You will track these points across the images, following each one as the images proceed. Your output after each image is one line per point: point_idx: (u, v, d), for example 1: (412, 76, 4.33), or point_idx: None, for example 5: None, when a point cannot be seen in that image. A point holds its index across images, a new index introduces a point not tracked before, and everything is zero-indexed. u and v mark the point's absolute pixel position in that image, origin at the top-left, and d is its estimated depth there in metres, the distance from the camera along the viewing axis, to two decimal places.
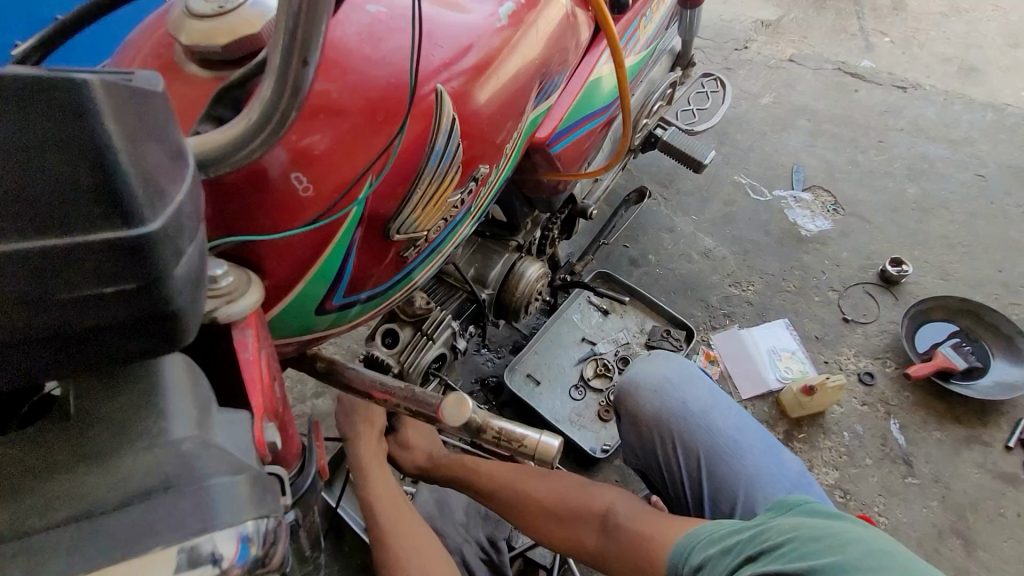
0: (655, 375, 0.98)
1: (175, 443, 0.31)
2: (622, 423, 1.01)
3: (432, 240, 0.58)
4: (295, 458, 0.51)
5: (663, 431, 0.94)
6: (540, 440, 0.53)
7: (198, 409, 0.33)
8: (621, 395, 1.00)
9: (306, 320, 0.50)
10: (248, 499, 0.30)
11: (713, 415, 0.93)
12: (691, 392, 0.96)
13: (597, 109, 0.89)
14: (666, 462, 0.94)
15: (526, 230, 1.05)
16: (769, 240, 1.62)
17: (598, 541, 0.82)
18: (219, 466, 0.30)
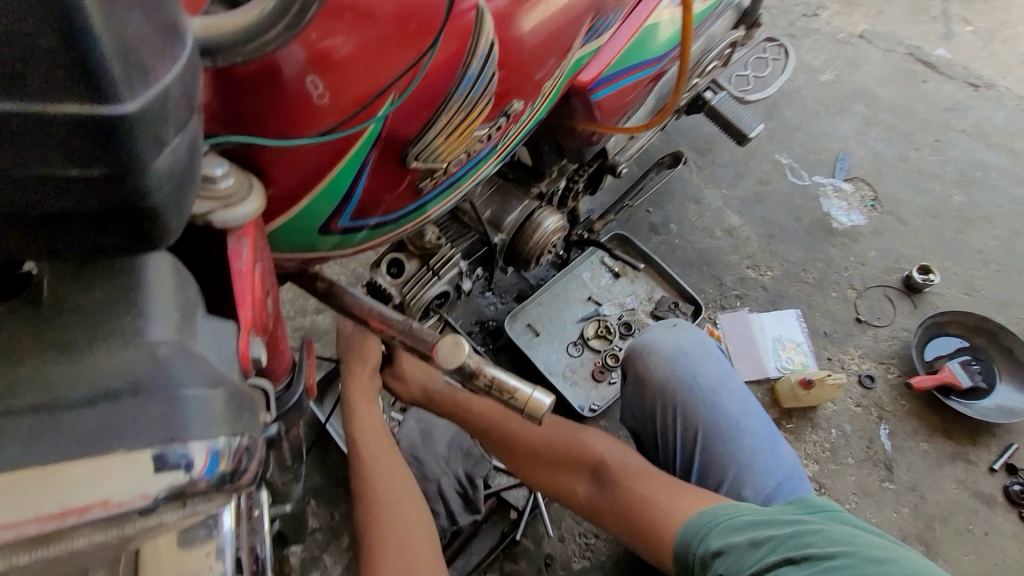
0: (671, 344, 0.97)
1: (154, 345, 0.29)
2: (626, 384, 1.01)
3: (453, 173, 0.55)
4: (284, 373, 0.51)
5: (667, 400, 0.94)
6: (532, 396, 0.52)
7: (181, 314, 0.32)
8: (631, 356, 0.99)
9: (309, 238, 0.48)
10: (222, 414, 0.30)
11: (720, 395, 0.92)
12: (703, 368, 0.95)
13: (649, 60, 0.83)
14: (663, 431, 0.94)
15: (550, 177, 0.99)
16: (797, 227, 1.57)
17: (591, 490, 0.86)
18: (196, 376, 0.30)
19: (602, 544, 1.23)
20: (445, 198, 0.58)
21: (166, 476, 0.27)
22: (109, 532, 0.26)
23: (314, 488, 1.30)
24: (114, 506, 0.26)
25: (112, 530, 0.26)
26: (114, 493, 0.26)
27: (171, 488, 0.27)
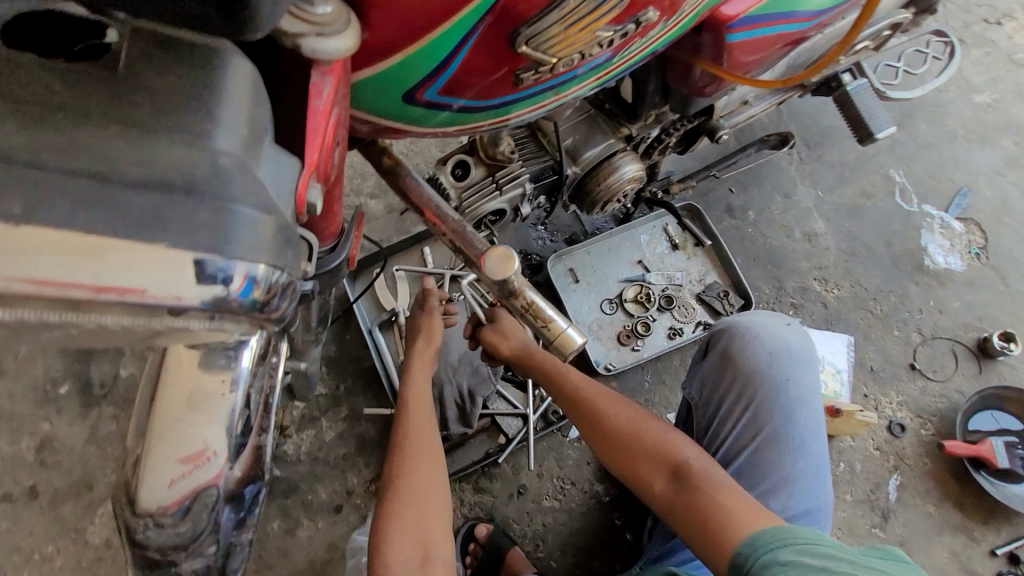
0: (779, 343, 1.06)
1: (219, 153, 0.29)
2: (708, 360, 1.10)
3: (559, 75, 0.50)
4: (331, 237, 0.50)
5: (747, 389, 1.04)
6: (565, 331, 0.50)
7: (249, 132, 0.31)
8: (730, 334, 1.08)
9: (391, 101, 0.45)
10: (268, 242, 0.30)
11: (797, 406, 1.03)
12: (796, 378, 1.04)
13: (799, 14, 0.74)
14: (726, 410, 1.05)
15: (645, 122, 0.93)
16: (883, 253, 1.44)
17: (668, 488, 0.86)
18: (250, 196, 0.29)
19: (575, 493, 1.25)
20: (541, 103, 0.53)
21: (204, 288, 0.28)
22: (138, 320, 0.27)
23: (328, 356, 1.37)
24: (152, 298, 0.27)
25: (140, 318, 0.27)
26: (153, 286, 0.26)
27: (204, 298, 0.28)
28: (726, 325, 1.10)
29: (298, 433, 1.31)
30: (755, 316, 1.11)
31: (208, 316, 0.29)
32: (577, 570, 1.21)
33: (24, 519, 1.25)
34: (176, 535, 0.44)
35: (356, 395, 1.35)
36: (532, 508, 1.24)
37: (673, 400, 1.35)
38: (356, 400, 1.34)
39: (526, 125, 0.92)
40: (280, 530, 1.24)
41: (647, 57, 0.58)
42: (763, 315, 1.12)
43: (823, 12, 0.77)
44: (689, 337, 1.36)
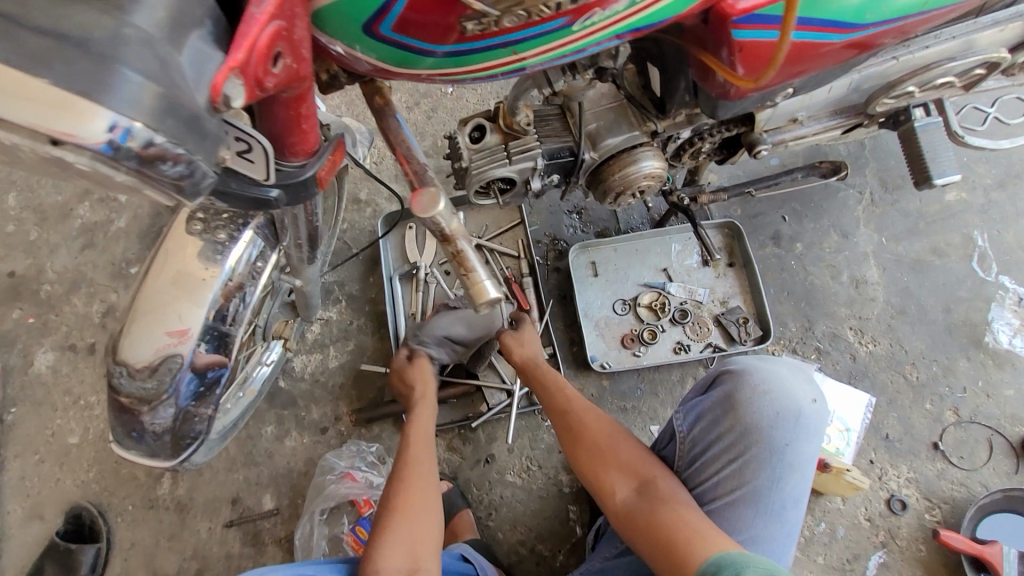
0: (791, 402, 0.88)
1: (130, 26, 0.32)
2: (707, 399, 0.94)
3: (540, 24, 0.45)
4: (301, 155, 0.55)
5: (741, 442, 0.89)
6: (481, 283, 0.53)
7: (170, 17, 0.33)
8: (740, 376, 0.91)
9: (346, 32, 0.44)
10: (148, 107, 0.31)
11: (791, 475, 0.87)
12: (798, 445, 0.88)
13: (816, 20, 0.68)
14: (711, 457, 0.91)
15: (674, 121, 0.90)
16: (938, 319, 1.31)
17: (630, 497, 0.90)
18: (139, 63, 0.31)
19: (540, 475, 1.28)
20: (538, 54, 0.49)
21: (83, 126, 0.29)
22: (22, 139, 0.30)
23: (350, 291, 1.47)
24: (24, 125, 0.29)
25: (22, 138, 0.29)
26: (17, 117, 0.28)
27: (77, 137, 0.29)
28: (740, 367, 0.92)
29: (307, 354, 1.42)
30: (773, 363, 0.93)
31: (84, 157, 0.31)
32: (522, 546, 1.24)
33: (79, 368, 1.45)
34: (144, 388, 0.69)
35: (365, 333, 1.44)
36: (494, 478, 1.28)
37: (661, 412, 1.32)
38: (364, 337, 1.43)
39: (556, 103, 0.93)
40: (271, 435, 1.37)
41: (662, 19, 0.52)
42: (782, 363, 0.94)
43: (843, 27, 0.71)
44: (694, 356, 1.32)
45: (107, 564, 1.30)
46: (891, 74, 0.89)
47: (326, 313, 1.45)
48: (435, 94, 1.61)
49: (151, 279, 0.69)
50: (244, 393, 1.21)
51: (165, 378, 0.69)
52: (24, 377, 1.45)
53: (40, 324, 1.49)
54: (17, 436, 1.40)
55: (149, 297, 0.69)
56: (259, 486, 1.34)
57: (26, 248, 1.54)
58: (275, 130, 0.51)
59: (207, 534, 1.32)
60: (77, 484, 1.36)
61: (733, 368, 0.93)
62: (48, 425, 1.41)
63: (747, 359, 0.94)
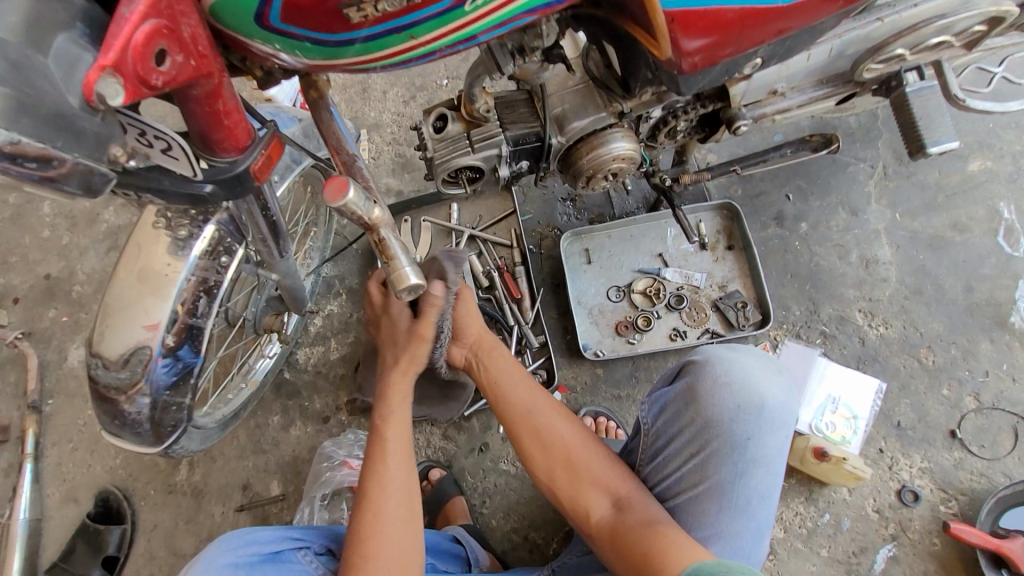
0: (755, 395, 0.81)
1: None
2: (668, 392, 0.87)
3: (430, 4, 0.46)
4: (234, 152, 0.57)
5: (700, 436, 0.82)
6: (401, 269, 0.53)
7: (26, 22, 0.34)
8: (701, 366, 0.84)
9: (244, 24, 0.46)
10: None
11: (755, 470, 0.80)
12: (764, 440, 0.80)
13: None
14: (673, 452, 0.84)
15: (642, 100, 0.87)
16: (958, 299, 1.22)
17: (606, 515, 0.82)
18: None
19: None
20: (439, 38, 0.49)
21: None
22: None
23: (349, 285, 1.50)
24: None
25: None
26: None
27: None
28: (703, 357, 0.85)
29: (309, 346, 1.47)
30: (739, 352, 0.85)
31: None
32: (515, 534, 1.24)
33: None
34: (118, 377, 0.73)
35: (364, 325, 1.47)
36: (488, 467, 1.29)
37: None
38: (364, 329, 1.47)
39: (524, 88, 0.91)
40: (277, 424, 1.42)
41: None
42: (750, 353, 0.86)
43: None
44: (691, 342, 1.27)
45: (131, 545, 1.39)
46: (876, 37, 0.83)
47: (328, 306, 1.49)
48: (430, 87, 1.61)
49: (122, 276, 0.73)
50: (245, 384, 1.27)
51: (137, 369, 0.73)
52: (59, 371, 1.56)
53: (72, 322, 1.60)
54: (54, 425, 1.51)
55: (123, 293, 0.73)
56: (266, 473, 1.40)
57: (59, 252, 1.65)
58: (199, 128, 0.53)
59: (220, 517, 1.39)
60: (105, 470, 1.46)
61: (695, 358, 0.85)
62: (80, 415, 1.52)
63: (713, 348, 0.87)
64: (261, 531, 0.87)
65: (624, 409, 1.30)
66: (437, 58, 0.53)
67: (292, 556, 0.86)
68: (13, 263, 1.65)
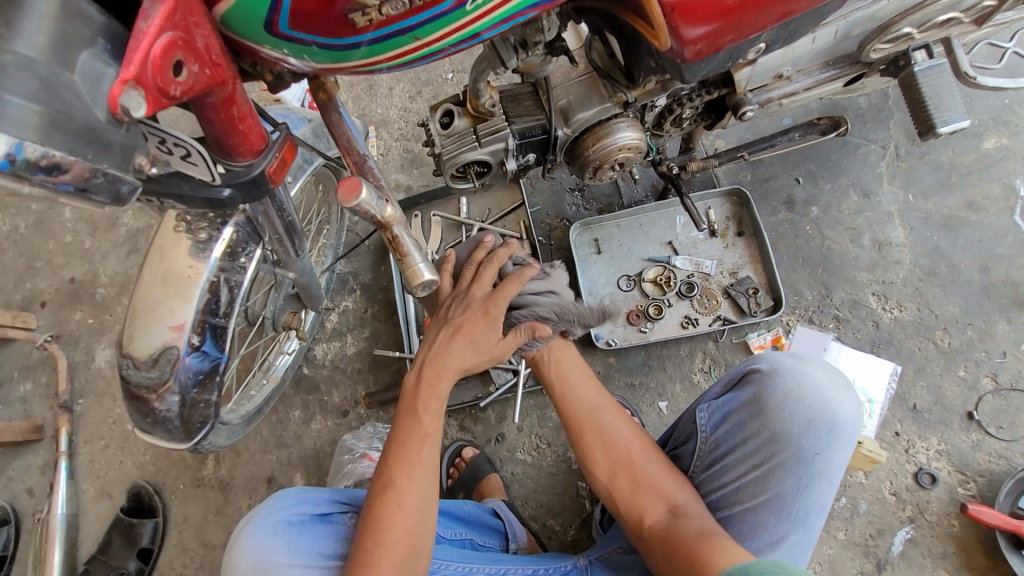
0: (827, 410, 0.80)
1: (11, 54, 0.34)
2: (734, 400, 0.86)
3: (430, 7, 0.47)
4: (249, 155, 0.59)
5: (766, 447, 0.81)
6: (416, 266, 0.55)
7: (53, 40, 0.35)
8: (769, 377, 0.83)
9: (259, 33, 0.47)
10: (34, 127, 0.33)
11: (819, 484, 0.80)
12: (832, 454, 0.80)
13: None
14: (734, 461, 0.84)
15: (646, 89, 0.88)
16: (974, 280, 1.21)
17: (661, 520, 0.81)
18: (19, 86, 0.33)
19: (550, 453, 1.30)
20: (442, 38, 0.50)
21: None
22: None
23: (363, 281, 1.53)
24: None
25: None
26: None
27: None
28: (771, 368, 0.84)
29: (326, 342, 1.50)
30: (812, 364, 0.84)
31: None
32: (533, 522, 1.27)
33: None
34: (149, 377, 0.76)
35: (378, 321, 1.51)
36: (505, 456, 1.31)
37: (669, 388, 1.29)
38: (379, 324, 1.50)
39: (528, 81, 0.92)
40: (298, 418, 1.46)
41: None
42: (820, 365, 0.85)
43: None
44: (702, 330, 1.27)
45: (163, 537, 1.44)
46: (883, 16, 0.82)
47: (343, 303, 1.52)
48: (436, 81, 1.63)
49: (148, 279, 0.76)
50: (266, 380, 1.30)
51: (166, 368, 0.76)
52: (87, 372, 1.62)
53: (98, 324, 1.65)
54: (85, 424, 1.57)
55: (149, 295, 0.76)
56: (290, 466, 1.45)
57: (82, 256, 1.70)
58: (217, 135, 0.55)
59: (247, 509, 1.44)
60: (136, 465, 1.52)
61: (763, 368, 0.85)
62: (109, 414, 1.57)
63: (780, 357, 0.86)
64: (313, 492, 0.91)
65: (636, 398, 1.30)
66: (442, 56, 0.55)
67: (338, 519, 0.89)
68: (39, 268, 1.71)
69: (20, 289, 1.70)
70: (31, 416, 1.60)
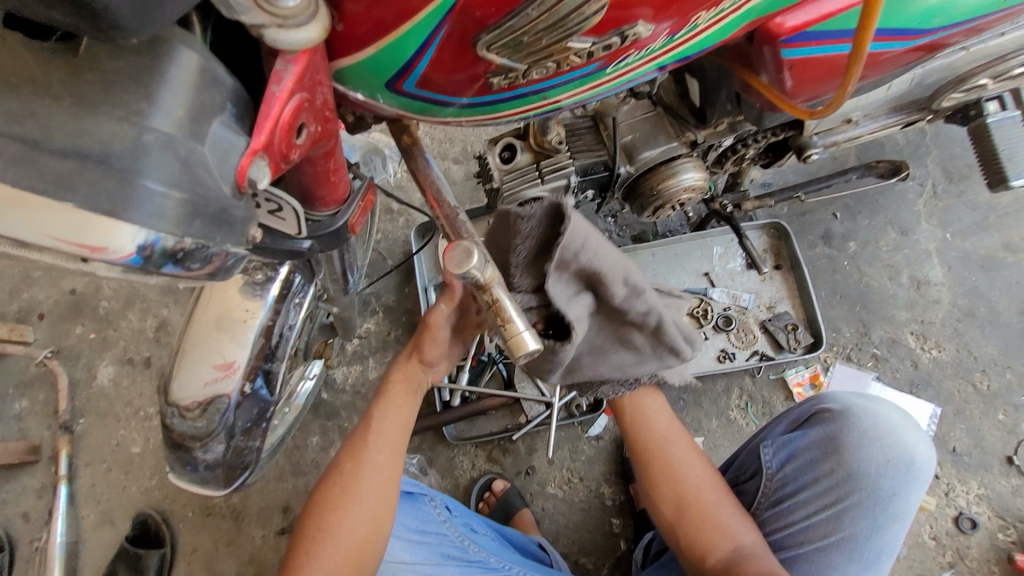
0: (904, 451, 0.83)
1: (150, 131, 0.29)
2: (805, 437, 0.86)
3: (571, 71, 0.44)
4: (333, 204, 0.55)
5: (839, 486, 0.83)
6: (519, 334, 0.51)
7: (191, 112, 0.31)
8: (843, 417, 0.84)
9: (376, 90, 0.43)
10: (174, 218, 0.29)
11: (892, 525, 0.82)
12: (905, 496, 0.82)
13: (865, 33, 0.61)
14: (805, 500, 0.84)
15: (716, 129, 0.85)
16: (1012, 321, 1.22)
17: (722, 559, 0.79)
18: (160, 171, 0.29)
19: (581, 488, 1.27)
20: (561, 101, 0.48)
21: (115, 246, 0.28)
22: (59, 259, 0.29)
23: (387, 302, 1.49)
24: (58, 249, 0.27)
25: (59, 259, 0.29)
26: (41, 239, 0.27)
27: (105, 256, 0.28)
28: (845, 408, 0.85)
29: (347, 365, 1.45)
30: (879, 404, 0.86)
31: (116, 267, 0.30)
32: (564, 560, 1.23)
33: (138, 382, 1.53)
34: (195, 427, 0.71)
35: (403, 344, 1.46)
36: (535, 490, 1.27)
37: (706, 424, 1.26)
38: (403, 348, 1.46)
39: (589, 115, 0.88)
40: (316, 445, 1.41)
41: (705, 47, 0.51)
42: (887, 404, 0.87)
43: (909, 34, 0.63)
44: (740, 365, 1.24)
45: (171, 568, 1.37)
46: (960, 68, 0.80)
47: (365, 325, 1.47)
48: None
49: (196, 322, 0.71)
50: (289, 408, 1.24)
51: (214, 417, 0.72)
52: (88, 390, 1.52)
53: (100, 339, 1.56)
54: (87, 446, 1.48)
55: (197, 337, 0.71)
56: (307, 495, 1.39)
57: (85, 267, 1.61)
58: (306, 186, 0.51)
59: (261, 540, 1.37)
60: (141, 491, 1.44)
61: (837, 407, 0.85)
62: (113, 435, 1.49)
63: (847, 396, 0.87)
64: None
65: None
66: (553, 112, 0.52)
67: (421, 503, 0.98)
68: (36, 278, 1.60)
69: (15, 300, 1.59)
70: (27, 436, 1.50)
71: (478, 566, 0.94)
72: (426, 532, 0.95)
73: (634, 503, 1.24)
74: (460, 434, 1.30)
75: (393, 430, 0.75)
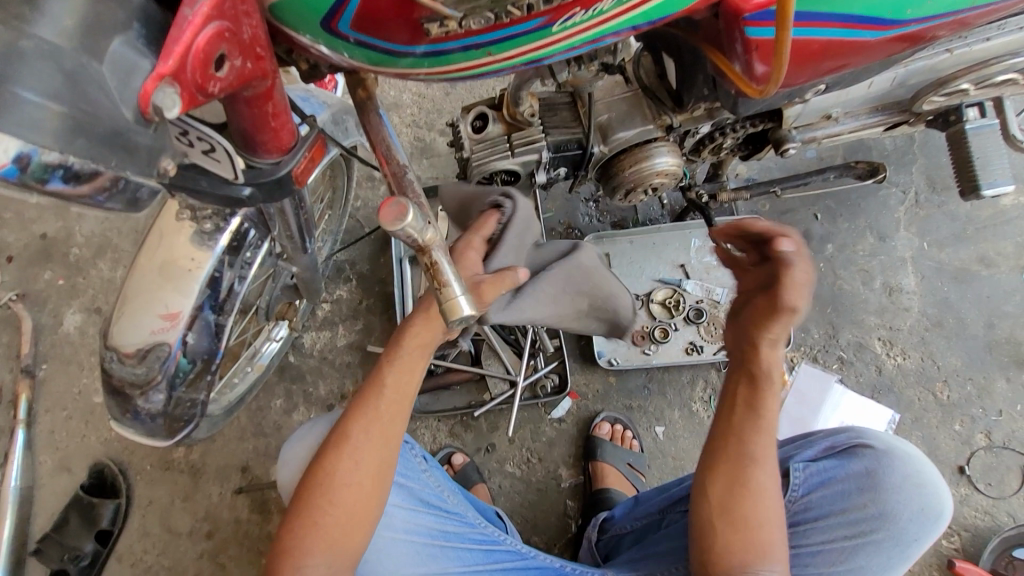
0: (939, 503, 0.82)
1: (30, 39, 0.29)
2: (844, 467, 0.86)
3: (515, 25, 0.42)
4: (276, 152, 0.53)
5: (865, 523, 0.83)
6: (455, 298, 0.50)
7: (82, 25, 0.30)
8: (885, 456, 0.84)
9: (313, 31, 0.42)
10: (53, 130, 0.29)
11: (903, 564, 0.83)
12: (924, 543, 0.83)
13: (834, 19, 0.60)
14: (825, 527, 0.85)
15: (692, 115, 0.83)
16: (978, 334, 1.23)
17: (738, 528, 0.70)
18: (36, 80, 0.28)
19: (540, 468, 1.27)
20: (513, 58, 0.46)
21: None
22: None
23: (361, 270, 1.47)
24: None
25: None
26: None
27: None
28: (890, 447, 0.85)
29: (316, 331, 1.44)
30: (915, 449, 0.87)
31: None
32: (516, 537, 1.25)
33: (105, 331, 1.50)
34: (134, 372, 0.70)
35: (374, 314, 1.45)
36: (494, 467, 1.28)
37: (667, 414, 1.28)
38: (373, 317, 1.44)
39: (567, 91, 0.86)
40: (280, 408, 1.41)
41: (668, 15, 0.49)
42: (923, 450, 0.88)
43: (881, 24, 0.61)
44: (706, 358, 1.23)
45: (126, 519, 1.37)
46: (942, 70, 0.79)
47: (337, 292, 1.46)
48: None
49: (141, 268, 0.70)
50: (251, 368, 1.22)
51: (155, 364, 0.70)
52: (53, 336, 1.50)
53: (68, 286, 1.53)
54: (48, 392, 1.46)
55: (142, 282, 0.70)
56: (267, 457, 1.39)
57: (57, 211, 1.57)
58: (245, 129, 0.49)
59: (218, 498, 1.37)
60: (101, 441, 1.43)
61: (882, 445, 0.85)
62: (75, 383, 1.47)
63: (888, 435, 0.87)
64: None
65: (633, 420, 1.28)
66: (508, 73, 0.50)
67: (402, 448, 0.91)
68: (7, 220, 1.57)
69: None
70: None
71: (454, 518, 0.90)
72: (408, 476, 0.89)
73: (588, 485, 1.24)
74: (424, 406, 1.28)
75: (395, 394, 0.71)
